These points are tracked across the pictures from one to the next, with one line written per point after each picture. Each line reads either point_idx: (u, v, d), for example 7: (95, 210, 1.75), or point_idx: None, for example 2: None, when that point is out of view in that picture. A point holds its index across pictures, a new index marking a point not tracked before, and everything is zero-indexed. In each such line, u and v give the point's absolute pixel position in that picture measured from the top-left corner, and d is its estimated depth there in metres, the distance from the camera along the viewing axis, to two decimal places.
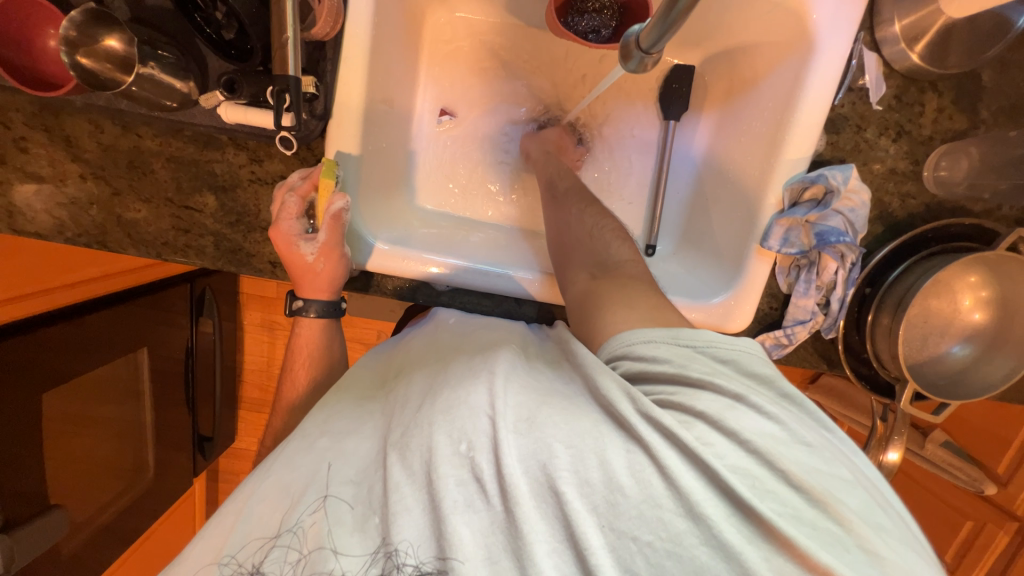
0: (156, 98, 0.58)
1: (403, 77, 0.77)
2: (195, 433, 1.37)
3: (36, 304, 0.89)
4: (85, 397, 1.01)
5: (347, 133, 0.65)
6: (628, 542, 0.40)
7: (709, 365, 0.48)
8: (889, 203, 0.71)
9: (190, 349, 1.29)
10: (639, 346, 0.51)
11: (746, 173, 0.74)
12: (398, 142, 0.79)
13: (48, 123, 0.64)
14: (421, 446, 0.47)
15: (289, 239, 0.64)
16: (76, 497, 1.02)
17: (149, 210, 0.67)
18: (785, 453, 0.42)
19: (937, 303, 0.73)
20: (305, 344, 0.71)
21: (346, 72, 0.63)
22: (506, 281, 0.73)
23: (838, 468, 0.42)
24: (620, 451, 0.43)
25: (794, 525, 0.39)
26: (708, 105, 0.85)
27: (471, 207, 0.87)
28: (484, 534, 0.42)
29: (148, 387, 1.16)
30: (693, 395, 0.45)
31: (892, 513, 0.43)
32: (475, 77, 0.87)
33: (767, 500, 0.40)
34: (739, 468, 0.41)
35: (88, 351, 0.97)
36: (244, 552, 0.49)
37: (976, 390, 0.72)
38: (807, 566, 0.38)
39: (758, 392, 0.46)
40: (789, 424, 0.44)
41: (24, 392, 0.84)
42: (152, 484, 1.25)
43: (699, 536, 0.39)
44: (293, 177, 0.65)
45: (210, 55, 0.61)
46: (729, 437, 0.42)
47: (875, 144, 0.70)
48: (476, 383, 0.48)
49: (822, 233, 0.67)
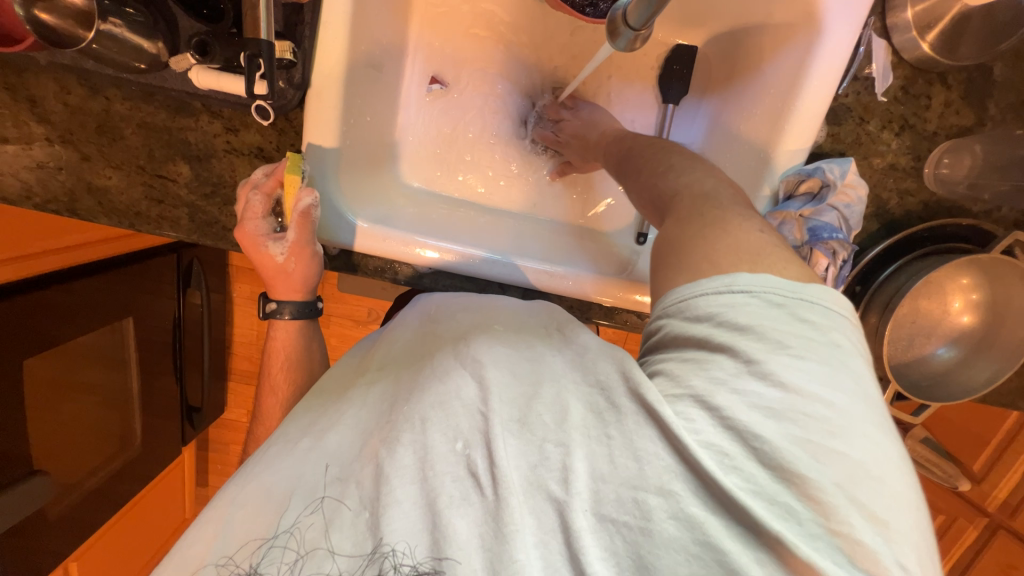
0: (121, 58, 0.55)
1: (389, 46, 0.73)
2: (183, 403, 1.37)
3: (26, 267, 0.88)
4: (70, 364, 1.00)
5: (326, 104, 0.62)
6: (606, 525, 0.41)
7: (757, 311, 0.43)
8: (886, 200, 0.70)
9: (177, 321, 1.27)
10: (687, 300, 0.47)
11: (739, 159, 0.71)
12: (384, 115, 0.76)
13: (11, 81, 0.61)
14: (413, 443, 0.46)
15: (256, 239, 0.65)
16: (61, 461, 1.03)
17: (120, 178, 0.65)
18: (770, 425, 0.40)
19: (927, 303, 0.72)
20: (282, 347, 0.74)
21: (326, 37, 0.59)
22: (492, 266, 0.71)
23: (835, 439, 0.39)
24: (604, 441, 0.43)
25: (754, 499, 0.39)
26: (709, 87, 0.81)
27: (459, 185, 0.84)
28: (476, 525, 0.43)
29: (133, 357, 1.16)
30: (706, 360, 0.43)
31: (894, 487, 0.40)
32: (468, 48, 0.83)
33: (732, 476, 0.39)
34: (712, 445, 0.40)
35: (74, 319, 0.96)
36: (238, 552, 0.49)
37: (957, 392, 0.72)
38: (760, 534, 0.39)
39: (795, 345, 0.42)
40: (799, 389, 0.40)
41: (6, 359, 0.84)
42: (139, 451, 1.26)
43: (668, 510, 0.40)
44: (258, 173, 0.64)
45: (179, 13, 0.57)
46: (711, 413, 0.41)
47: (877, 138, 0.67)
48: (461, 375, 0.49)
49: (816, 229, 0.64)
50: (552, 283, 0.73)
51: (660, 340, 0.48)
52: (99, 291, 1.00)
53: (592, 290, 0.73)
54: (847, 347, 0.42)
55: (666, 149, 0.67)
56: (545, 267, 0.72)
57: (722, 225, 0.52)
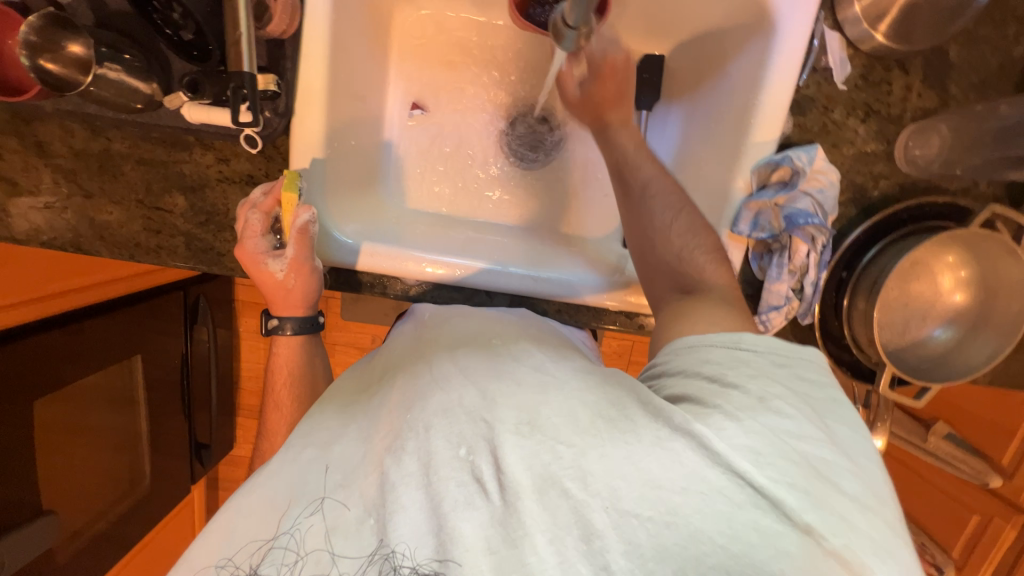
0: (117, 99, 0.60)
1: (370, 75, 0.78)
2: (189, 439, 1.38)
3: (46, 307, 0.92)
4: (80, 405, 1.02)
5: (310, 130, 0.65)
6: (625, 522, 0.41)
7: (761, 365, 0.48)
8: (862, 185, 0.71)
9: (185, 356, 1.30)
10: (695, 345, 0.51)
11: (714, 157, 0.73)
12: (369, 139, 0.80)
13: (21, 129, 0.66)
14: (417, 449, 0.47)
15: (255, 257, 0.66)
16: (69, 504, 1.03)
17: (121, 212, 0.69)
18: (790, 441, 0.42)
19: (917, 285, 0.72)
20: (285, 362, 0.73)
21: (307, 68, 0.63)
22: (479, 275, 0.73)
23: (842, 459, 0.43)
24: (624, 444, 0.43)
25: (782, 490, 0.40)
26: (679, 91, 0.84)
27: (444, 201, 0.88)
28: (485, 527, 0.43)
29: (144, 394, 1.17)
30: (722, 393, 0.46)
31: (886, 495, 0.44)
32: (447, 73, 0.87)
33: (767, 471, 0.41)
34: (740, 447, 0.42)
35: (82, 359, 0.98)
36: (240, 554, 0.50)
37: (959, 373, 0.70)
38: (789, 522, 0.40)
39: (795, 390, 0.46)
40: (806, 416, 0.44)
41: (18, 401, 0.86)
42: (149, 491, 1.26)
43: (695, 507, 0.40)
44: (256, 193, 0.66)
45: (172, 56, 0.62)
46: (738, 423, 0.43)
47: (844, 125, 0.69)
48: (465, 386, 0.50)
49: (791, 216, 0.66)
50: (539, 288, 0.74)
51: (666, 371, 0.51)
52: (111, 331, 1.04)
53: (583, 294, 0.74)
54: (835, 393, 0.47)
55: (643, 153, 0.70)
56: (531, 274, 0.74)
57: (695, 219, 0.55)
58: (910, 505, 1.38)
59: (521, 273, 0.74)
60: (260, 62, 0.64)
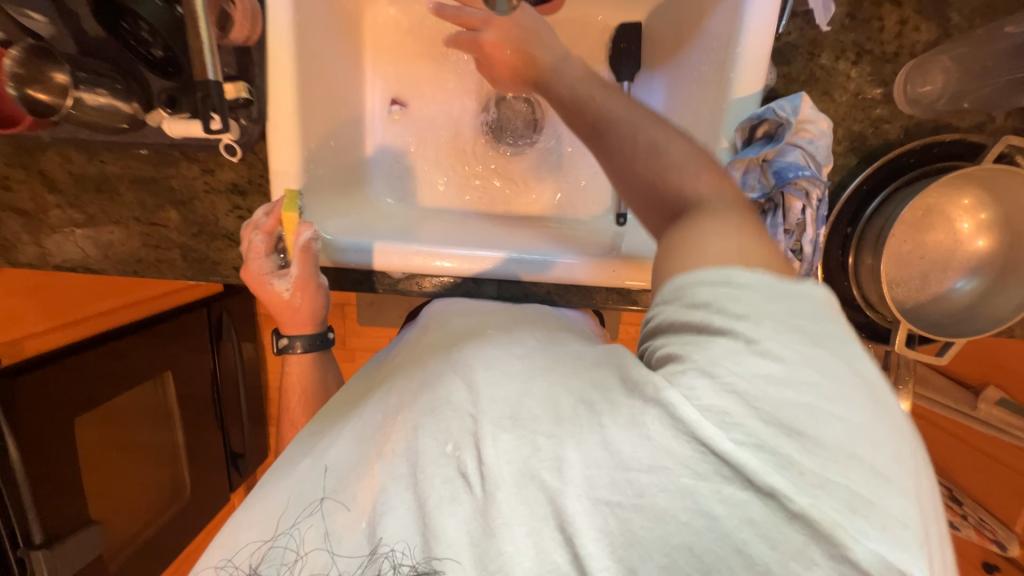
0: (103, 120, 0.62)
1: (343, 75, 0.78)
2: (226, 450, 1.45)
3: (76, 329, 0.98)
4: (117, 423, 1.09)
5: (285, 132, 0.66)
6: (599, 508, 0.39)
7: (756, 299, 0.40)
8: (860, 132, 0.66)
9: (214, 372, 1.36)
10: (682, 290, 0.44)
11: (699, 120, 0.71)
12: (349, 140, 0.81)
13: (25, 161, 0.70)
14: (406, 450, 0.47)
15: (260, 277, 0.69)
16: (116, 515, 1.11)
17: (121, 230, 0.72)
18: (774, 392, 0.36)
19: (932, 235, 0.66)
20: (298, 379, 0.77)
21: (274, 72, 0.64)
22: (463, 262, 0.71)
23: (836, 406, 0.36)
24: (597, 431, 0.40)
25: (758, 457, 0.35)
26: (661, 57, 0.81)
27: (434, 192, 0.88)
28: (467, 522, 0.42)
29: (178, 414, 1.24)
30: (706, 340, 0.39)
31: (894, 453, 0.36)
32: (423, 65, 0.87)
33: (735, 436, 0.35)
34: (715, 415, 0.36)
35: (121, 376, 1.04)
36: (242, 555, 0.51)
37: (984, 325, 0.64)
38: (759, 490, 0.35)
39: (794, 324, 0.38)
40: (799, 355, 0.37)
41: (60, 418, 0.92)
42: (191, 499, 1.32)
43: (661, 486, 0.37)
44: (259, 214, 0.69)
45: (148, 73, 0.63)
46: (713, 380, 0.37)
47: (834, 70, 0.64)
48: (454, 383, 0.49)
49: (780, 170, 0.62)
50: (523, 270, 0.71)
51: (655, 329, 0.45)
52: (145, 351, 1.10)
53: (571, 273, 0.71)
54: (844, 335, 0.40)
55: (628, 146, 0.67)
56: (514, 256, 0.71)
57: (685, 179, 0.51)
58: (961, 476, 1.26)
59: (509, 257, 0.71)
60: (231, 71, 0.65)
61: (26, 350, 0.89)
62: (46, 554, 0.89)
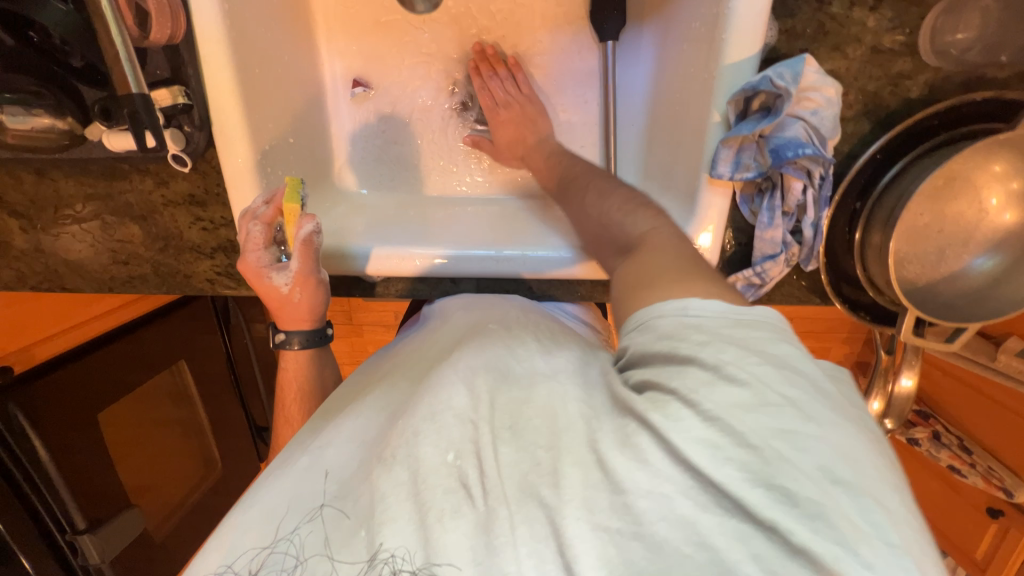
0: (39, 142, 0.60)
1: (295, 61, 0.71)
2: (250, 424, 1.40)
3: (91, 330, 0.96)
4: (137, 402, 1.06)
5: (233, 139, 0.61)
6: (601, 532, 0.36)
7: (714, 332, 0.40)
8: (877, 92, 0.57)
9: (229, 353, 1.31)
10: (647, 319, 0.44)
11: (693, 87, 0.63)
12: (311, 132, 0.76)
13: None
14: (406, 458, 0.42)
15: (259, 271, 0.64)
16: (147, 492, 1.11)
17: (88, 249, 0.70)
18: (746, 419, 0.35)
19: (953, 206, 0.59)
20: (293, 377, 0.71)
21: (210, 71, 0.58)
22: (440, 263, 0.68)
23: (809, 423, 0.35)
24: (589, 444, 0.39)
25: (753, 490, 0.34)
26: (648, 14, 0.72)
27: (411, 177, 0.83)
28: (469, 538, 0.38)
29: (196, 393, 1.22)
30: (677, 371, 0.39)
31: (876, 468, 0.35)
32: (382, 35, 0.78)
33: (726, 469, 0.34)
34: (701, 440, 0.35)
35: (140, 364, 1.03)
36: (240, 560, 0.44)
37: (1002, 308, 0.58)
38: (757, 523, 0.33)
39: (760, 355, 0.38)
40: (761, 377, 0.37)
41: (82, 413, 0.91)
42: (225, 472, 1.32)
43: (658, 511, 0.35)
44: (257, 202, 0.63)
45: (80, 84, 0.58)
46: (696, 411, 0.37)
47: (847, 19, 0.55)
48: (453, 383, 0.45)
49: (778, 147, 0.55)
50: (500, 268, 0.68)
51: (628, 360, 0.45)
52: (163, 336, 1.08)
53: (552, 269, 0.68)
54: (797, 354, 0.39)
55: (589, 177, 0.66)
56: (491, 254, 0.68)
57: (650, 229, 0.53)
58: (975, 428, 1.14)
59: (482, 255, 0.68)
60: (163, 73, 0.59)
61: (36, 358, 0.89)
62: (92, 537, 0.93)
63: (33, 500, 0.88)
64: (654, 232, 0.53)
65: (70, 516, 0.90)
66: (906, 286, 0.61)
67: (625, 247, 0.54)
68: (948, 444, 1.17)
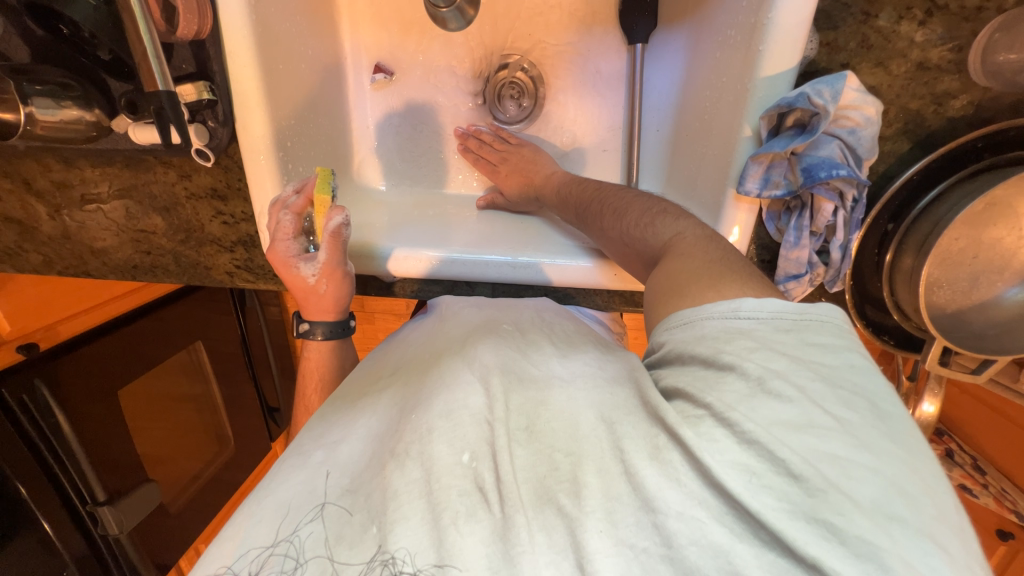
0: (67, 133, 0.59)
1: (319, 56, 0.71)
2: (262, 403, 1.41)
3: (103, 313, 0.94)
4: (161, 377, 1.08)
5: (255, 136, 0.61)
6: (624, 550, 0.34)
7: (764, 336, 0.39)
8: (918, 111, 0.56)
9: (244, 334, 1.31)
10: (695, 318, 0.43)
11: (724, 96, 0.61)
12: (334, 125, 0.75)
13: (5, 169, 0.68)
14: (418, 454, 0.41)
15: (287, 260, 0.64)
16: (166, 465, 1.12)
17: (113, 238, 0.72)
18: (790, 437, 0.33)
19: (994, 231, 0.55)
20: (315, 367, 0.73)
21: (235, 68, 0.58)
22: (456, 267, 0.67)
23: (861, 452, 0.33)
24: (617, 456, 0.38)
25: (793, 523, 0.31)
26: (681, 16, 0.71)
27: (432, 175, 0.83)
28: (485, 544, 0.36)
29: (212, 371, 1.23)
30: (716, 379, 0.38)
31: (936, 509, 0.32)
32: (408, 26, 0.76)
33: (763, 498, 0.32)
34: (737, 464, 0.34)
35: (160, 341, 1.04)
36: (240, 561, 0.40)
37: None
38: (797, 560, 0.31)
39: (809, 371, 0.37)
40: (814, 396, 0.35)
41: (102, 391, 0.91)
42: (235, 450, 1.33)
43: (688, 534, 0.33)
44: (287, 191, 0.63)
45: (107, 76, 0.59)
46: (733, 430, 0.35)
47: (894, 34, 0.54)
48: (468, 379, 0.45)
49: (810, 167, 0.54)
50: (517, 275, 0.67)
51: (661, 358, 0.44)
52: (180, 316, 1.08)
53: (569, 279, 0.67)
54: (856, 365, 0.38)
55: (612, 195, 0.66)
56: (507, 259, 0.66)
57: (682, 244, 0.52)
58: (989, 445, 1.03)
59: (499, 259, 0.66)
60: (188, 68, 0.59)
61: (61, 336, 0.88)
62: (112, 510, 0.91)
63: (58, 473, 0.85)
64: (680, 239, 0.53)
65: (89, 488, 0.88)
66: (934, 311, 0.59)
67: (658, 256, 0.54)
68: (961, 463, 1.05)
